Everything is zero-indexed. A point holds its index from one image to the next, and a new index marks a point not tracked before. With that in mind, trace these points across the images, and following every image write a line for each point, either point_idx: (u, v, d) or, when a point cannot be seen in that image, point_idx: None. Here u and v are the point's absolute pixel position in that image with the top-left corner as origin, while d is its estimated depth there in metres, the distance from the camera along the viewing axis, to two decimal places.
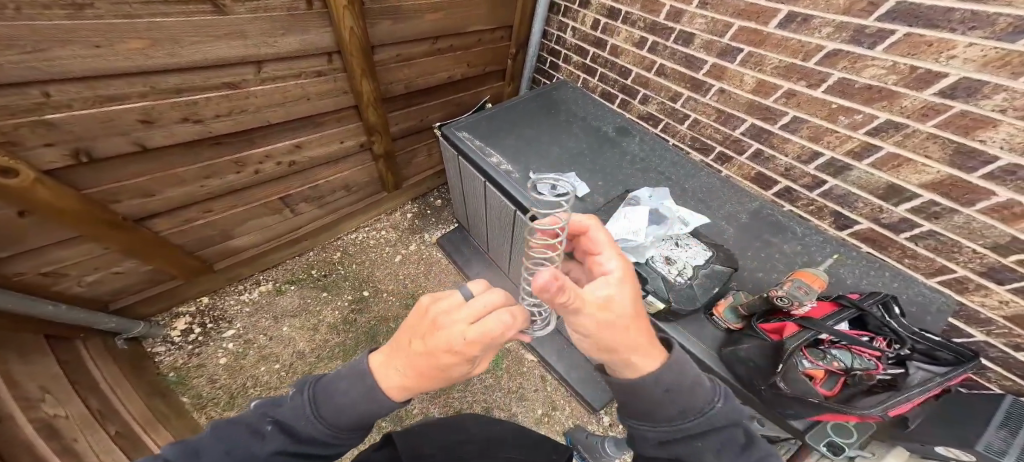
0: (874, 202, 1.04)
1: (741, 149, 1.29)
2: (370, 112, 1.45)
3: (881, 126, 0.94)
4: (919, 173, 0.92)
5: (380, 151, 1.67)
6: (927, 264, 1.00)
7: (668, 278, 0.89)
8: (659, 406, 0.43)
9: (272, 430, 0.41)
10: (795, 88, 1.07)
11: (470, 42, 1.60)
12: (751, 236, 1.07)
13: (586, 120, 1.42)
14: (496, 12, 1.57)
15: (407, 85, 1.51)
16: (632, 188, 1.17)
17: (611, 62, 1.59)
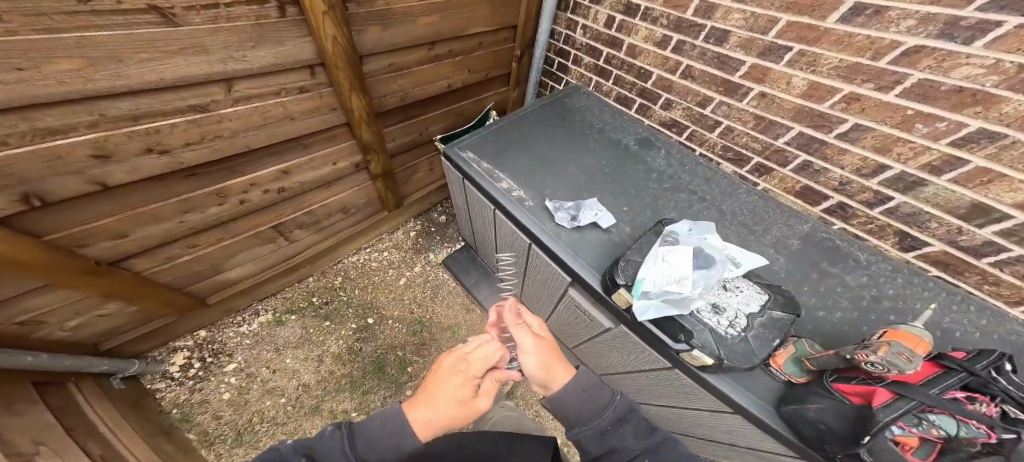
0: (951, 223, 0.88)
1: (785, 161, 1.14)
2: (362, 130, 1.31)
3: (970, 136, 0.78)
4: (1015, 191, 0.76)
5: (377, 171, 1.54)
6: (1014, 292, 0.85)
7: (718, 331, 0.75)
8: (587, 403, 0.66)
9: None
10: (860, 91, 0.91)
11: (471, 46, 1.45)
12: (806, 266, 0.91)
13: (603, 132, 1.27)
14: (499, 12, 1.41)
15: (403, 97, 1.37)
16: (663, 213, 1.02)
17: (628, 64, 1.43)
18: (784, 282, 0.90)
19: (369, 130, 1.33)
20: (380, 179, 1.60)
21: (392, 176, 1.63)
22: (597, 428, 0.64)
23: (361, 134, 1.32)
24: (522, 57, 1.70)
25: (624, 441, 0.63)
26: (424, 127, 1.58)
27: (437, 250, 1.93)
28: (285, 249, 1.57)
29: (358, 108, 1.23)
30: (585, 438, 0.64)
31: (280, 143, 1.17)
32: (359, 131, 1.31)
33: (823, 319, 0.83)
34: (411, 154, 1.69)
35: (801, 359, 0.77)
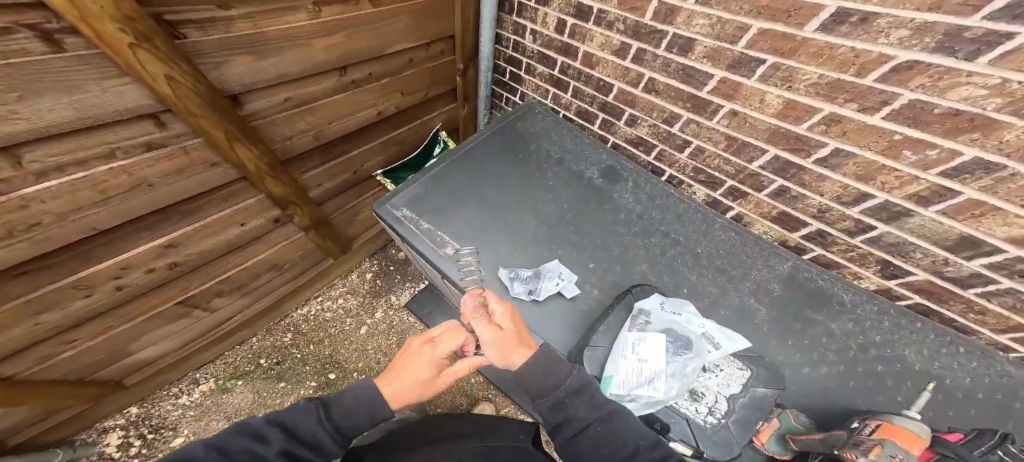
0: (938, 254, 0.79)
1: (760, 185, 1.04)
2: (266, 183, 1.08)
3: (964, 166, 0.68)
4: (1010, 226, 0.67)
5: (303, 220, 1.32)
6: (998, 321, 0.77)
7: (694, 422, 0.63)
8: (544, 375, 0.59)
9: (276, 431, 0.47)
10: (842, 113, 0.78)
11: (397, 65, 1.23)
12: (789, 315, 0.78)
13: (564, 163, 1.10)
14: (425, 22, 1.20)
15: (319, 136, 1.15)
16: (632, 266, 0.90)
17: (585, 74, 1.26)
18: (764, 335, 0.76)
19: (277, 183, 1.12)
20: (312, 229, 1.41)
21: (330, 223, 1.48)
22: (557, 400, 0.58)
23: (266, 187, 1.09)
24: (466, 70, 1.51)
25: (578, 411, 0.57)
26: (360, 161, 1.39)
27: (396, 292, 1.75)
28: (205, 319, 1.36)
29: (246, 159, 0.96)
30: (545, 409, 0.58)
31: (144, 215, 0.89)
32: (266, 186, 1.09)
33: (809, 380, 0.69)
34: (348, 194, 1.49)
35: (786, 437, 0.61)
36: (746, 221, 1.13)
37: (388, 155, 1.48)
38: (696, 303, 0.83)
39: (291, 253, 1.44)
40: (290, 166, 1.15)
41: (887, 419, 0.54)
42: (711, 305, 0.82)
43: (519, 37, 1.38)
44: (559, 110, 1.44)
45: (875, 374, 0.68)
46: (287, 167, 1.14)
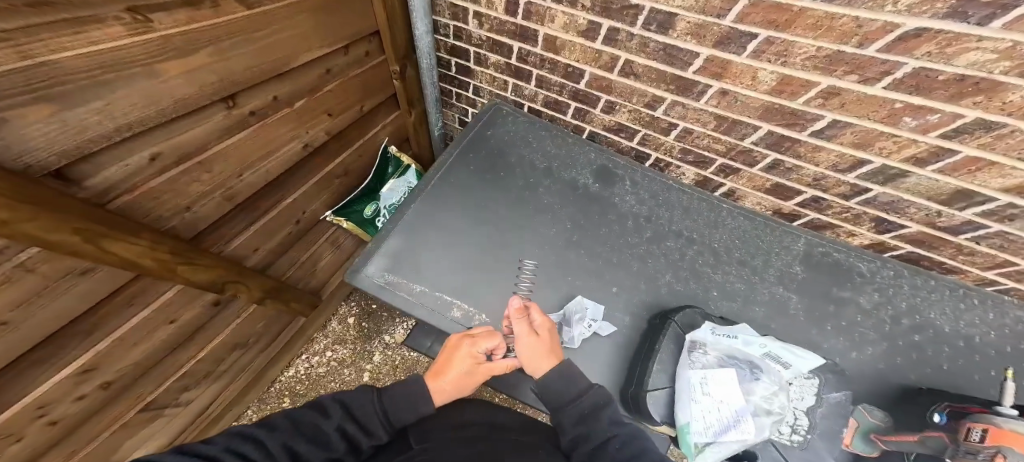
0: (932, 207, 0.82)
1: (752, 160, 1.00)
2: (181, 272, 0.74)
3: (965, 127, 0.66)
4: (1004, 177, 0.69)
5: (256, 294, 1.03)
6: (986, 259, 0.83)
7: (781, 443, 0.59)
8: (567, 383, 0.60)
9: (336, 410, 0.54)
10: (839, 85, 0.73)
11: (309, 82, 0.90)
12: (820, 298, 0.77)
13: (552, 173, 0.96)
14: (335, 18, 0.89)
15: (233, 194, 0.82)
16: (657, 280, 0.82)
17: (550, 60, 1.09)
18: (804, 327, 0.74)
19: (201, 267, 0.79)
20: (268, 299, 1.11)
21: (286, 285, 1.19)
22: (579, 410, 0.57)
23: (184, 279, 0.75)
24: (403, 70, 1.24)
25: (604, 425, 0.54)
26: (301, 205, 1.10)
27: (392, 332, 1.53)
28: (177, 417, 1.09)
29: (134, 255, 0.61)
30: (563, 418, 0.57)
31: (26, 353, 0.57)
32: (185, 276, 0.75)
33: (860, 361, 0.69)
34: (297, 247, 1.20)
35: (874, 438, 0.62)
36: (739, 195, 1.11)
37: (332, 190, 1.20)
38: (734, 309, 0.77)
39: (250, 329, 1.17)
40: (204, 241, 0.82)
41: (989, 418, 0.48)
42: (745, 305, 0.78)
43: (462, 23, 1.13)
44: (523, 103, 1.26)
45: (913, 346, 0.70)
46: (200, 244, 0.81)
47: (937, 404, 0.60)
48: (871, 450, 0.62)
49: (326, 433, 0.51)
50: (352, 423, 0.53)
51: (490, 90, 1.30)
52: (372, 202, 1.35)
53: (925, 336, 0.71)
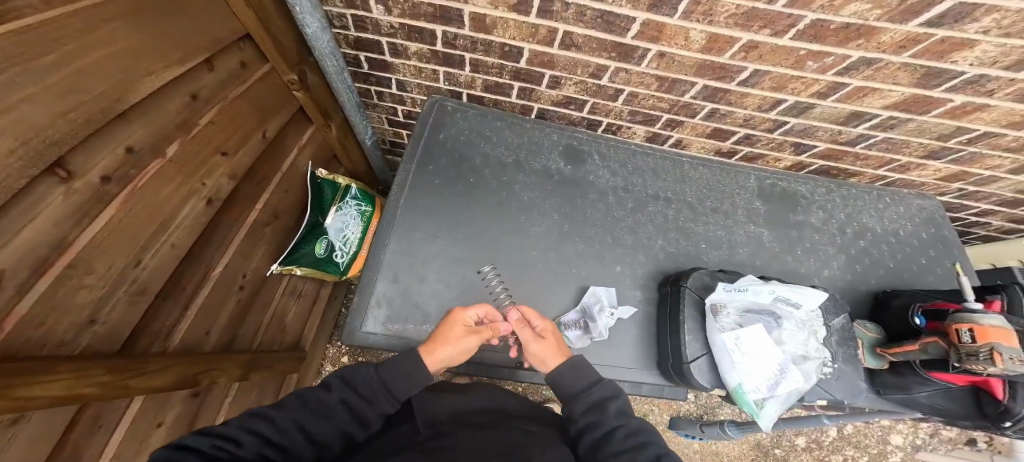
0: (834, 128, 0.95)
1: (693, 112, 1.01)
2: (135, 388, 0.55)
3: (853, 65, 0.75)
4: (883, 97, 0.82)
5: (235, 373, 0.86)
6: (877, 161, 1.02)
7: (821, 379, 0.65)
8: (572, 378, 0.61)
9: (337, 384, 0.55)
10: (756, 39, 0.74)
11: (175, 116, 0.55)
12: (783, 227, 0.88)
13: (524, 165, 0.89)
14: (176, 16, 0.51)
15: (142, 287, 0.57)
16: (652, 248, 0.85)
17: (482, 42, 0.90)
18: (776, 254, 0.86)
19: (162, 367, 0.61)
20: (254, 371, 0.96)
21: (262, 352, 1.02)
22: (588, 401, 0.58)
23: (142, 392, 0.57)
24: (304, 78, 0.90)
25: (611, 417, 0.56)
26: (238, 267, 0.86)
27: (393, 358, 1.48)
28: None
29: (67, 391, 0.40)
30: (572, 409, 0.58)
31: None
32: (147, 387, 0.57)
33: (832, 278, 0.84)
34: (254, 312, 0.99)
35: (879, 350, 0.73)
36: (685, 144, 1.15)
37: (269, 237, 0.96)
38: (723, 256, 0.86)
39: (244, 403, 1.02)
40: (138, 345, 0.60)
41: (969, 319, 0.56)
42: (730, 251, 0.86)
43: (362, 11, 0.83)
44: (460, 92, 1.09)
45: (856, 247, 0.87)
46: (135, 350, 0.59)
47: (907, 306, 0.74)
48: (881, 362, 0.73)
49: (330, 405, 0.52)
50: (358, 396, 0.54)
51: (419, 83, 1.08)
52: (320, 237, 1.10)
53: (868, 239, 0.88)
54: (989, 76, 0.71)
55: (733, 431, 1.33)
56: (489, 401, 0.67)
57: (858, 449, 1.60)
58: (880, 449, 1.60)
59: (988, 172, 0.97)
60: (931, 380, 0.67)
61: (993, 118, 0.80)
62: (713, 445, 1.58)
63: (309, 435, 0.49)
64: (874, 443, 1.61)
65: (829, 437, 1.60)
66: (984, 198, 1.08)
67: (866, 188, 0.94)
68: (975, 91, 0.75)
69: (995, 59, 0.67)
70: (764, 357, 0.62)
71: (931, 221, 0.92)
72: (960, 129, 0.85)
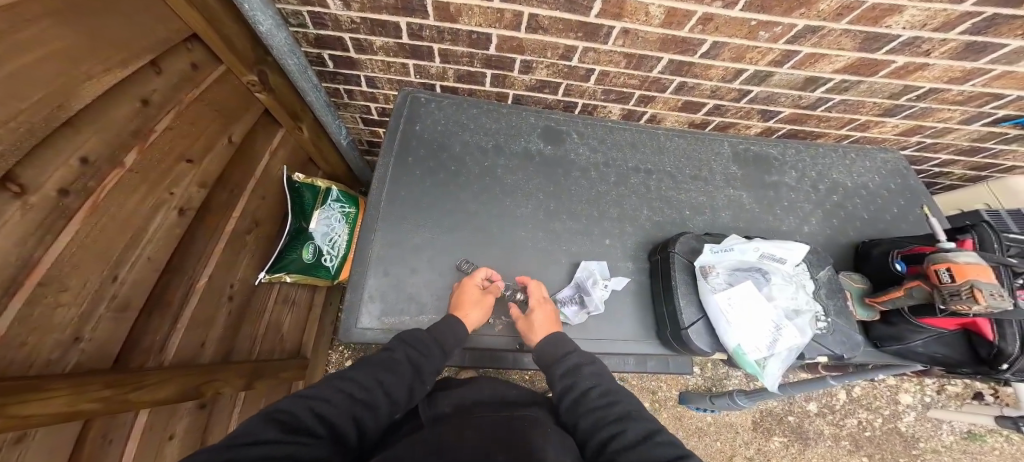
0: (793, 94, 0.96)
1: (663, 87, 1.02)
2: (137, 400, 0.54)
3: (800, 34, 0.76)
4: (833, 63, 0.83)
5: (235, 383, 0.84)
6: (839, 121, 1.04)
7: (818, 334, 0.63)
8: (557, 341, 0.63)
9: (400, 343, 0.58)
10: (710, 11, 0.74)
11: (127, 125, 0.52)
12: (759, 188, 0.91)
13: (505, 149, 0.88)
14: (104, 14, 0.47)
15: (125, 302, 0.55)
16: (637, 219, 0.86)
17: (448, 31, 0.88)
18: (757, 216, 0.88)
19: (159, 379, 0.60)
20: (257, 380, 0.94)
21: (263, 362, 1.00)
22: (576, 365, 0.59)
23: (145, 403, 0.56)
24: (265, 79, 0.85)
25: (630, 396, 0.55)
26: (223, 279, 0.83)
27: None
28: None
29: (66, 408, 0.41)
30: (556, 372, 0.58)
31: None
32: (148, 399, 0.56)
33: (811, 233, 0.87)
34: (247, 323, 0.96)
35: (868, 301, 0.70)
36: (660, 119, 1.17)
37: (252, 248, 0.93)
38: (707, 221, 0.87)
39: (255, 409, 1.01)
40: (127, 362, 0.57)
41: (945, 258, 0.56)
42: (713, 215, 0.88)
43: (319, 8, 0.80)
44: (433, 84, 1.08)
45: (830, 201, 0.90)
46: (128, 365, 0.57)
47: (884, 252, 0.73)
48: (871, 313, 0.70)
49: (395, 361, 0.55)
50: (414, 351, 0.58)
51: (388, 78, 1.05)
52: (306, 243, 1.08)
53: (840, 194, 0.91)
54: (923, 38, 0.73)
55: (743, 400, 1.36)
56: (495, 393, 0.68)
57: (871, 410, 1.67)
58: (892, 409, 1.68)
59: (941, 124, 1.01)
60: (925, 327, 0.65)
61: (936, 76, 0.83)
62: (727, 416, 1.61)
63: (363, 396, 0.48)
64: (884, 403, 1.68)
65: (840, 401, 1.66)
66: (943, 149, 1.14)
67: (832, 145, 0.98)
68: (914, 53, 0.77)
69: (924, 22, 0.69)
70: (758, 315, 0.61)
71: (896, 172, 0.96)
72: (907, 88, 0.88)
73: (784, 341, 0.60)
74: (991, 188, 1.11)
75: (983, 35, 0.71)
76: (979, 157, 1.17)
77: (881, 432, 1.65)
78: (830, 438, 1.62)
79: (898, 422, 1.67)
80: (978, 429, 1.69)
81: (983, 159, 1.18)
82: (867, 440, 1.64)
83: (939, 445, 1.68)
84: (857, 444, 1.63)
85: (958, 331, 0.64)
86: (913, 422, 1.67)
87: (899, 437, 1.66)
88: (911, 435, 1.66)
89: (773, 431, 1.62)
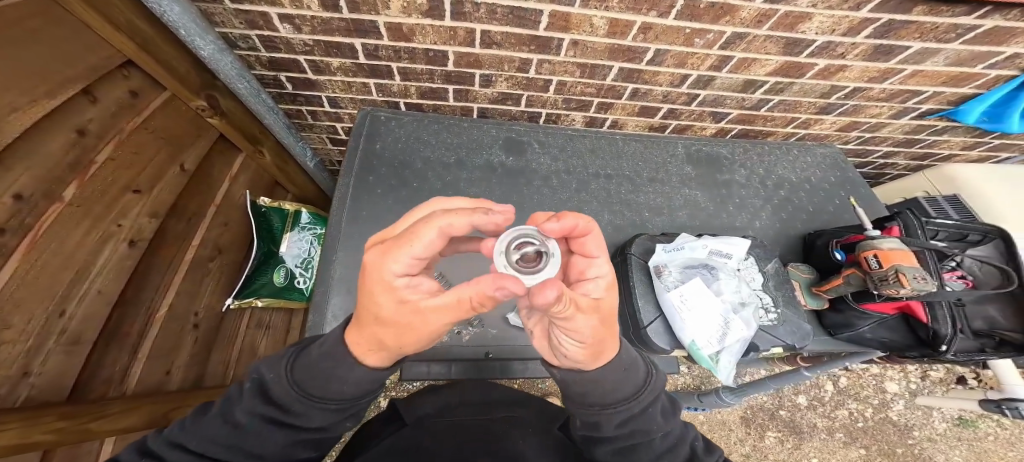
0: (737, 96, 1.02)
1: (619, 94, 1.06)
2: (97, 430, 0.51)
3: (729, 40, 0.82)
4: (764, 66, 0.89)
5: (210, 407, 0.79)
6: (782, 120, 1.11)
7: (768, 327, 0.65)
8: (614, 387, 0.44)
9: (252, 392, 0.37)
10: (648, 21, 0.78)
11: (63, 156, 0.51)
12: (713, 187, 0.95)
13: (465, 163, 0.90)
14: (34, 46, 0.46)
15: (75, 335, 0.52)
16: (600, 224, 0.88)
17: (404, 49, 0.90)
18: (713, 215, 0.92)
19: (122, 408, 0.56)
20: None
21: (241, 385, 0.95)
22: (622, 415, 0.45)
23: (106, 433, 0.53)
24: (216, 104, 0.84)
25: (652, 425, 0.46)
26: (189, 305, 0.80)
27: None
28: None
29: (18, 439, 0.39)
30: (603, 421, 0.45)
31: None
32: (114, 427, 0.54)
33: (762, 228, 0.91)
34: (218, 350, 0.90)
35: (815, 290, 0.72)
36: (621, 124, 1.21)
37: (217, 275, 0.90)
38: (666, 221, 0.91)
39: None
40: (88, 391, 0.54)
41: (872, 245, 0.60)
42: (672, 215, 0.92)
43: (269, 32, 0.81)
44: (396, 101, 1.09)
45: (778, 195, 0.95)
46: (87, 395, 0.54)
47: (826, 242, 0.76)
48: (820, 301, 0.72)
49: (246, 423, 0.35)
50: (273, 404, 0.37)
51: (351, 98, 1.06)
52: (278, 266, 1.08)
53: (787, 188, 0.97)
54: (836, 42, 0.79)
55: (729, 397, 1.37)
56: (475, 396, 0.66)
57: (860, 401, 1.75)
58: (881, 398, 1.77)
59: (873, 119, 1.08)
60: (868, 314, 0.66)
61: (856, 75, 0.90)
62: (720, 414, 1.65)
63: (281, 423, 0.37)
64: (873, 392, 1.77)
65: (828, 393, 1.74)
66: (881, 141, 1.22)
67: (776, 144, 1.04)
68: (831, 55, 0.83)
69: (831, 28, 0.75)
70: (707, 311, 0.64)
71: (836, 166, 1.03)
72: (833, 87, 0.94)
73: (730, 335, 0.62)
74: (929, 177, 1.13)
75: (885, 39, 0.77)
76: (916, 148, 1.25)
77: (874, 422, 1.73)
78: (824, 431, 1.69)
79: (888, 411, 1.75)
80: (968, 415, 1.78)
81: (921, 149, 1.26)
82: (861, 431, 1.72)
83: (935, 433, 1.75)
84: (852, 435, 1.70)
85: (898, 315, 0.65)
86: (904, 410, 1.76)
87: (891, 426, 1.74)
88: (904, 424, 1.74)
89: (766, 427, 1.66)
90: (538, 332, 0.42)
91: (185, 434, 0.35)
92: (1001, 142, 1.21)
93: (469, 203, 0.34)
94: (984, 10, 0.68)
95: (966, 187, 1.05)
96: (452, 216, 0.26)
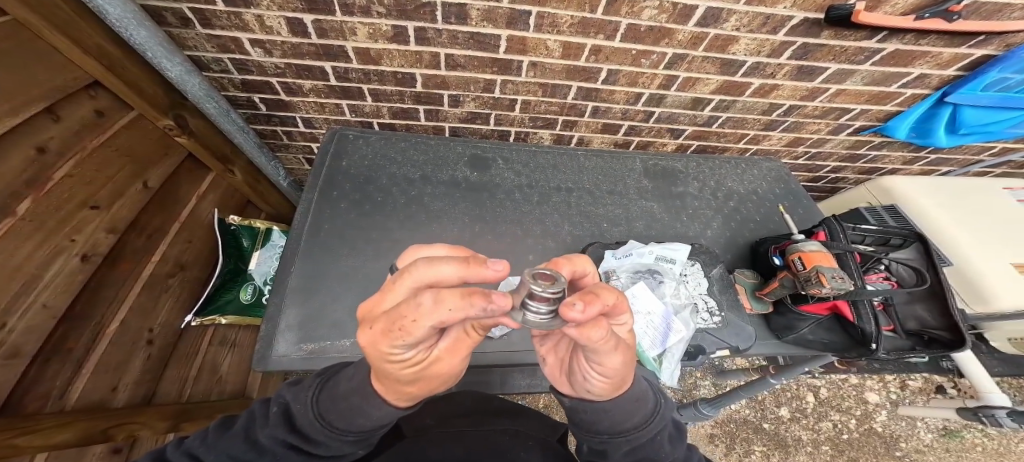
0: (689, 113, 1.09)
1: (580, 112, 1.11)
2: (28, 445, 0.50)
3: (672, 60, 0.89)
4: (708, 85, 0.97)
5: (156, 427, 0.76)
6: (734, 136, 1.18)
7: (707, 331, 0.69)
8: (625, 414, 0.41)
9: (275, 412, 0.39)
10: (597, 43, 0.85)
11: (23, 171, 0.53)
12: (668, 200, 1.00)
13: (430, 179, 0.93)
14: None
15: (15, 348, 0.51)
16: (559, 235, 0.91)
17: (373, 72, 0.95)
18: (668, 225, 0.96)
19: (57, 424, 0.55)
20: (189, 424, 0.86)
21: (199, 405, 0.92)
22: (631, 445, 0.41)
23: (40, 448, 0.51)
24: (184, 124, 0.88)
25: (661, 456, 0.42)
26: (142, 322, 0.79)
27: None
28: None
29: None
30: (612, 449, 0.42)
31: None
32: (46, 443, 0.53)
33: (714, 237, 0.95)
34: (174, 366, 0.89)
35: (758, 293, 0.76)
36: (587, 141, 1.24)
37: (176, 291, 0.90)
38: (624, 231, 0.94)
39: None
40: (24, 406, 0.53)
41: (797, 248, 0.65)
42: (629, 226, 0.95)
43: (240, 55, 0.85)
44: (369, 121, 1.13)
45: (729, 207, 1.01)
46: (21, 410, 0.53)
47: (768, 248, 0.81)
48: (765, 305, 0.76)
49: (259, 443, 0.37)
50: (285, 424, 0.38)
51: (324, 118, 1.10)
52: (245, 283, 1.10)
53: (736, 200, 1.02)
54: (763, 62, 0.88)
55: (706, 409, 1.36)
56: (476, 405, 0.63)
57: (842, 412, 1.75)
58: (863, 408, 1.76)
59: (815, 135, 1.16)
60: (806, 315, 0.70)
61: (789, 93, 0.99)
62: (702, 428, 1.62)
63: (299, 449, 0.38)
64: (854, 403, 1.77)
65: (810, 404, 1.74)
66: (829, 157, 1.30)
67: (727, 159, 1.11)
68: (763, 75, 0.92)
69: (758, 49, 0.84)
70: (654, 315, 0.66)
71: (780, 179, 1.09)
72: (772, 105, 1.03)
73: (674, 341, 0.64)
74: (870, 188, 1.23)
75: (806, 59, 0.86)
76: (862, 162, 1.34)
77: (858, 434, 1.72)
78: (809, 444, 1.66)
79: (871, 421, 1.74)
80: (951, 425, 1.78)
81: (868, 164, 1.35)
82: (847, 443, 1.69)
83: (921, 444, 1.73)
84: (838, 448, 1.67)
85: (831, 315, 0.70)
86: (888, 421, 1.75)
87: (877, 438, 1.72)
88: (889, 435, 1.73)
89: (751, 441, 1.63)
90: (558, 361, 0.42)
91: (205, 445, 0.37)
92: (938, 156, 1.32)
93: (461, 271, 0.24)
94: (883, 35, 0.79)
95: (903, 198, 1.13)
96: (443, 309, 0.20)
